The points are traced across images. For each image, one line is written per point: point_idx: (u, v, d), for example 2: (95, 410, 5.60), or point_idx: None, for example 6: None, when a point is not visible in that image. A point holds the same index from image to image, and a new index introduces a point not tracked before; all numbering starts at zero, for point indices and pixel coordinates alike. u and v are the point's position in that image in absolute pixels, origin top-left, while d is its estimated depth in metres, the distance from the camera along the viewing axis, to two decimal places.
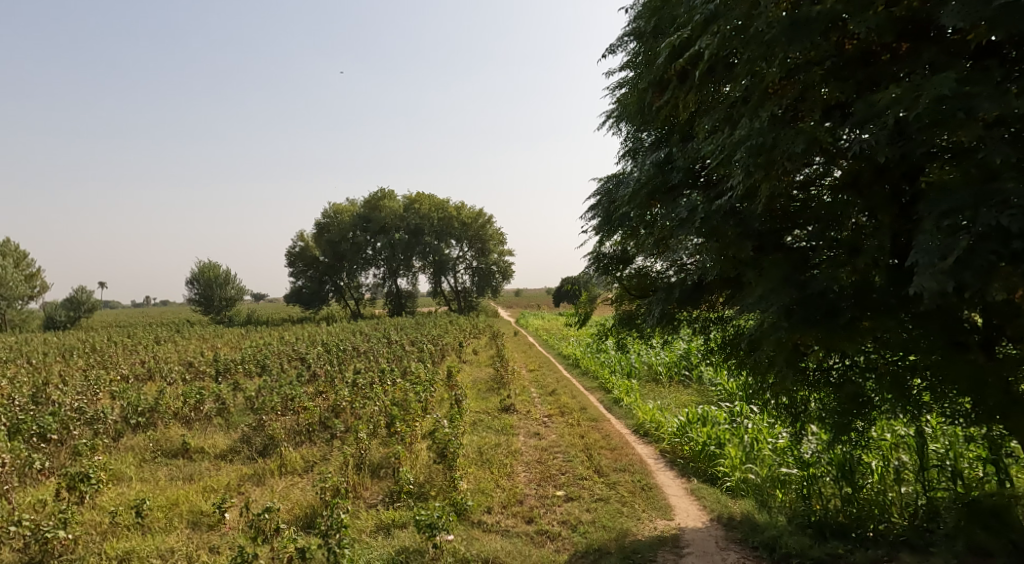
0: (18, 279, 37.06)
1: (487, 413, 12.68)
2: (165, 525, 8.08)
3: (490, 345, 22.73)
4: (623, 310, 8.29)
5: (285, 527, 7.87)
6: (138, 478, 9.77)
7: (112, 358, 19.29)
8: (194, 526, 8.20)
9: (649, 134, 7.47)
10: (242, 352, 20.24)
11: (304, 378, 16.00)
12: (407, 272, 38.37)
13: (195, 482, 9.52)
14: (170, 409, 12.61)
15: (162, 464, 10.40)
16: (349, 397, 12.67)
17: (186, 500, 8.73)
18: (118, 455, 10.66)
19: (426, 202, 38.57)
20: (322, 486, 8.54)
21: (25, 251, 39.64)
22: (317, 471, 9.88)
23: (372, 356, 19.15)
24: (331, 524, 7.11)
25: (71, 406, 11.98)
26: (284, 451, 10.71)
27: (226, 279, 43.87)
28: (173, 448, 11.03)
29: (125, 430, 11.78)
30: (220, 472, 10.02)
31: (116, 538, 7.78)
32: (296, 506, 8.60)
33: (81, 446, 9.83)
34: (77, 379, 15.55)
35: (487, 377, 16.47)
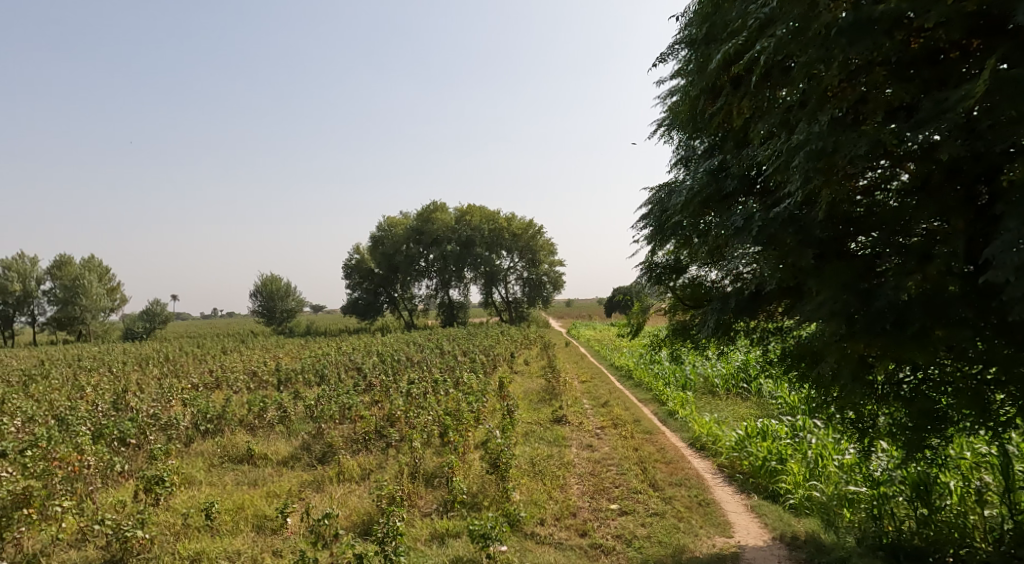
0: (100, 293, 39.47)
1: (539, 425, 12.61)
2: (232, 528, 8.29)
3: (541, 355, 22.59)
4: (677, 321, 8.14)
5: (343, 535, 8.12)
6: (208, 482, 10.07)
7: (183, 367, 20.10)
8: (259, 529, 8.37)
9: (701, 141, 7.35)
10: (302, 361, 20.83)
11: (360, 388, 16.31)
12: (459, 283, 38.55)
13: (259, 487, 9.78)
14: (237, 417, 13.03)
15: (229, 469, 10.71)
16: (403, 406, 12.76)
17: (251, 504, 8.95)
18: (189, 460, 11.06)
19: (477, 213, 38.80)
20: (379, 494, 8.66)
21: (105, 267, 42.17)
22: (374, 479, 9.98)
23: (425, 366, 19.34)
24: (387, 532, 7.23)
25: (146, 414, 12.50)
26: (342, 459, 10.89)
27: (287, 291, 45.27)
28: (239, 454, 11.34)
29: (195, 436, 12.18)
30: (281, 478, 10.25)
31: (188, 538, 8.05)
32: (354, 513, 8.76)
33: (157, 450, 10.21)
34: (151, 386, 16.22)
35: (539, 387, 16.40)
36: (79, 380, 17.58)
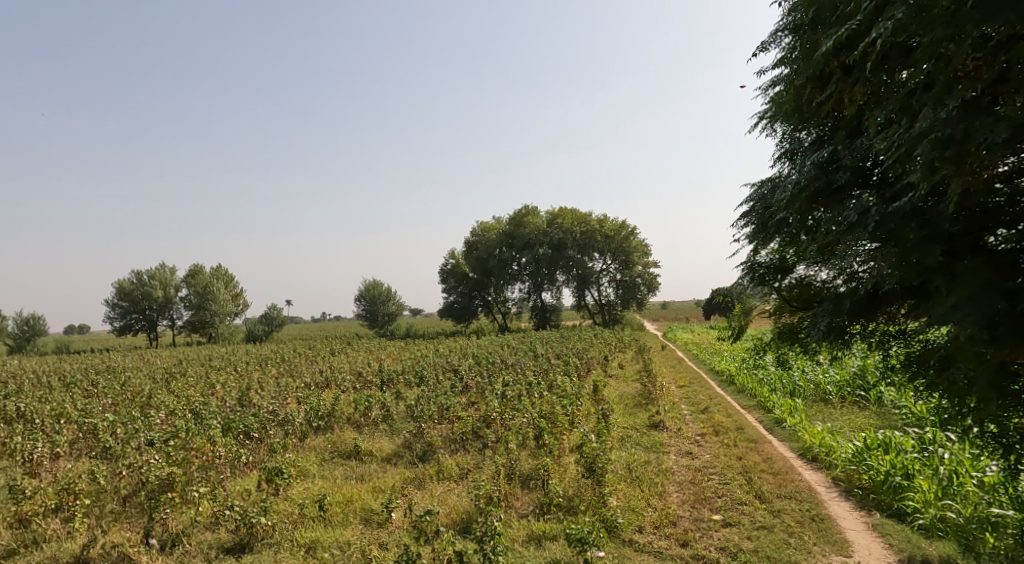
0: (225, 298, 42.64)
1: (637, 430, 12.29)
2: (343, 520, 8.84)
3: (636, 359, 22.08)
4: (783, 323, 7.66)
5: (444, 531, 8.19)
6: (321, 475, 10.58)
7: (297, 368, 21.16)
8: (366, 522, 8.85)
9: (808, 132, 6.90)
10: (403, 363, 21.47)
11: (456, 389, 16.59)
12: (551, 286, 38.35)
13: (366, 482, 10.17)
14: (344, 415, 13.55)
15: (339, 463, 11.18)
16: (499, 409, 12.72)
17: (359, 497, 9.41)
18: (304, 453, 11.65)
19: (569, 216, 38.11)
20: (477, 493, 8.75)
21: (229, 275, 45.52)
22: (472, 479, 10.06)
23: (519, 369, 19.37)
24: (487, 531, 7.23)
25: (267, 410, 13.23)
26: (442, 458, 11.08)
27: (388, 296, 46.84)
28: (348, 450, 11.80)
29: (309, 431, 12.76)
30: (386, 474, 10.53)
31: (304, 527, 8.70)
32: (453, 510, 8.91)
33: (275, 445, 11.16)
34: (269, 385, 17.20)
35: (634, 392, 16.04)
36: (207, 379, 18.90)
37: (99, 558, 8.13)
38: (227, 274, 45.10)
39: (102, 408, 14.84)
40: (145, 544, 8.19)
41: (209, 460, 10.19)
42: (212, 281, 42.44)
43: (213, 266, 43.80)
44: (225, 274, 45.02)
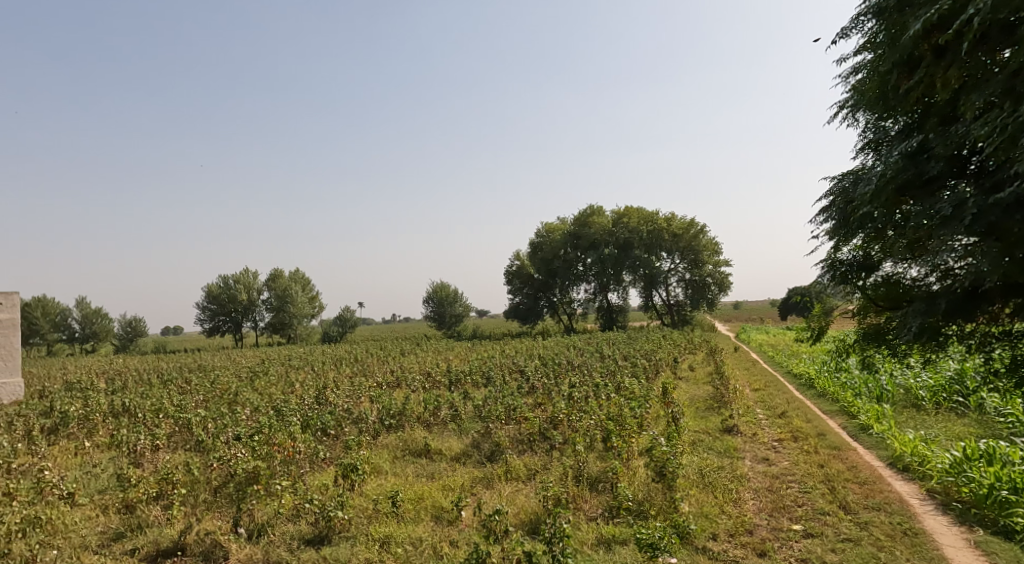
0: (304, 301, 44.26)
1: (708, 434, 11.93)
2: (415, 516, 9.18)
3: (707, 361, 21.43)
4: (868, 324, 7.18)
5: (513, 531, 8.34)
6: (393, 473, 10.82)
7: (369, 368, 21.60)
8: (437, 519, 9.18)
9: (895, 121, 6.46)
10: (470, 364, 21.62)
11: (523, 390, 16.58)
12: (618, 287, 37.68)
13: (436, 480, 10.40)
14: (415, 414, 13.72)
15: (410, 461, 11.39)
16: (566, 410, 12.53)
17: (429, 495, 9.75)
18: (377, 450, 11.90)
19: (635, 214, 37.34)
20: (545, 495, 8.69)
21: (307, 279, 47.20)
22: (540, 480, 10.01)
23: (586, 370, 19.13)
24: (555, 532, 7.26)
25: (342, 409, 13.59)
26: (509, 458, 11.09)
27: (455, 298, 47.34)
28: (418, 448, 11.98)
29: (381, 429, 12.99)
30: (455, 472, 10.71)
31: (378, 522, 9.04)
32: (522, 510, 8.93)
33: (350, 441, 11.35)
34: (345, 384, 17.63)
35: (706, 395, 15.59)
36: (287, 377, 19.55)
37: (193, 545, 8.62)
38: (305, 277, 46.78)
39: (195, 404, 15.63)
40: (233, 533, 8.77)
41: (290, 456, 10.73)
42: (292, 285, 44.23)
43: (292, 271, 45.54)
44: (303, 277, 46.69)
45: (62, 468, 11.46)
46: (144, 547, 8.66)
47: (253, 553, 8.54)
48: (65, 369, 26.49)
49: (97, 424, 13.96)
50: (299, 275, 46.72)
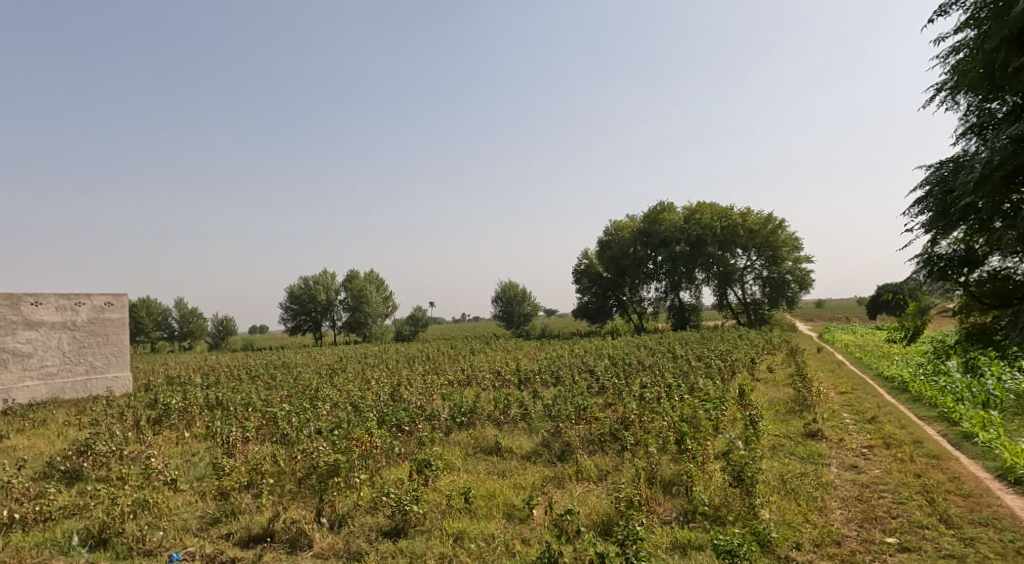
0: (379, 301, 45.42)
1: (789, 439, 11.37)
2: (487, 513, 9.23)
3: (788, 362, 20.53)
4: (973, 324, 6.65)
5: (585, 532, 8.26)
6: (465, 469, 10.86)
7: (441, 366, 21.81)
8: (509, 517, 9.19)
9: (1002, 103, 5.97)
10: (540, 363, 21.48)
11: (593, 390, 16.34)
12: (690, 286, 36.80)
13: (508, 478, 10.42)
14: (486, 412, 13.70)
15: (482, 459, 11.40)
16: (638, 410, 12.25)
17: (501, 493, 9.77)
18: (449, 447, 11.96)
19: (709, 210, 36.25)
20: (617, 495, 8.47)
21: (381, 281, 48.32)
22: (611, 481, 9.92)
23: (658, 371, 18.66)
24: (628, 535, 7.36)
25: (415, 406, 13.73)
26: (580, 458, 11.00)
27: (523, 298, 47.29)
28: (489, 446, 11.97)
29: (453, 427, 13.02)
30: (526, 471, 10.70)
31: (451, 518, 9.13)
32: (594, 511, 8.93)
33: (423, 437, 11.55)
34: (418, 382, 17.79)
35: (787, 397, 14.94)
36: (363, 375, 19.93)
37: (281, 532, 8.87)
38: (379, 279, 48.00)
39: (280, 398, 16.19)
40: (317, 522, 9.01)
41: (367, 449, 10.77)
42: (367, 286, 45.41)
43: (367, 273, 46.79)
44: (377, 278, 47.85)
45: (164, 455, 12.05)
46: (237, 531, 8.97)
47: (335, 542, 8.72)
48: (165, 365, 27.96)
49: (193, 415, 14.64)
50: (374, 276, 47.86)
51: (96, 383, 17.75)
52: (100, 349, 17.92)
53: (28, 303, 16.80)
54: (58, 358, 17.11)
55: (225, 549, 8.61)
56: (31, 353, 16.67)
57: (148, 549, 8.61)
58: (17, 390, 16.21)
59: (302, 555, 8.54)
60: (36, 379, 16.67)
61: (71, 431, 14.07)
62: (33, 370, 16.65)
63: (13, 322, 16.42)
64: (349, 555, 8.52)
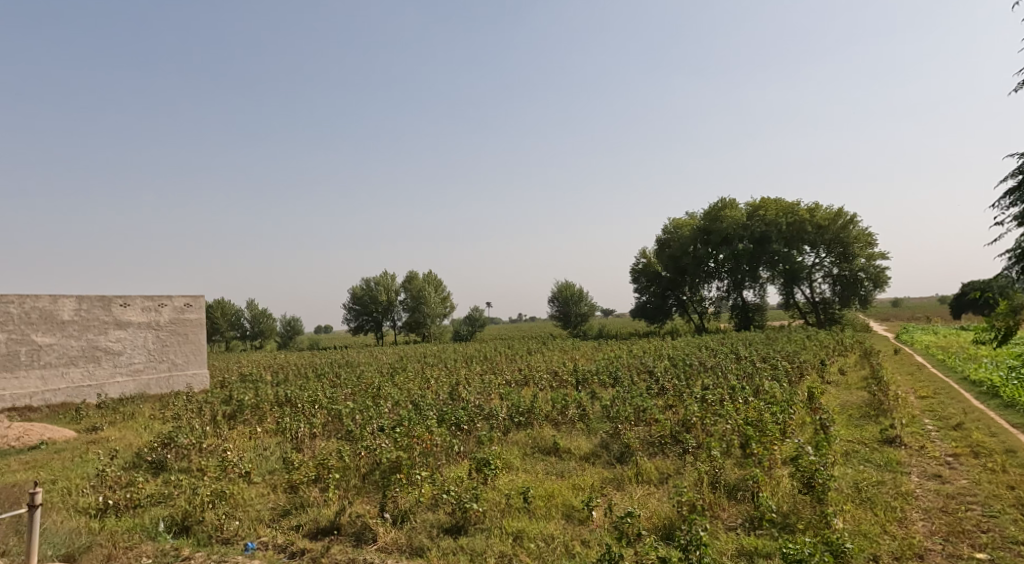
0: (437, 302, 45.93)
1: (863, 445, 10.74)
2: (546, 513, 9.06)
3: (861, 364, 19.56)
4: None
5: (645, 535, 8.12)
6: (523, 469, 10.72)
7: (499, 365, 21.74)
8: (568, 518, 8.99)
9: None
10: (598, 364, 21.14)
11: (653, 392, 15.95)
12: (754, 285, 35.72)
13: (566, 479, 10.22)
14: (543, 412, 13.50)
15: (540, 459, 11.23)
16: (700, 412, 11.89)
17: (560, 493, 9.56)
18: (507, 447, 11.83)
19: (774, 205, 35.02)
20: (680, 500, 8.50)
21: (439, 281, 48.85)
22: (673, 484, 9.64)
23: (721, 372, 18.05)
24: (691, 540, 7.18)
25: (473, 405, 13.65)
26: (639, 460, 10.73)
27: (580, 297, 46.87)
28: (547, 446, 11.77)
29: (511, 427, 12.87)
30: (584, 472, 10.50)
31: (511, 517, 9.00)
32: (654, 515, 8.76)
33: (482, 436, 11.52)
34: (475, 381, 17.77)
35: (861, 401, 14.20)
36: (422, 374, 20.07)
37: (348, 526, 8.95)
38: (437, 280, 48.53)
39: (344, 395, 16.43)
40: (381, 517, 9.03)
41: (428, 447, 10.91)
42: (426, 286, 45.97)
43: (426, 273, 47.42)
44: (436, 278, 48.39)
45: (239, 449, 12.32)
46: (307, 523, 9.08)
47: (398, 536, 8.69)
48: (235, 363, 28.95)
49: (265, 411, 15.00)
50: (433, 277, 48.39)
51: (178, 380, 18.72)
52: (180, 347, 18.81)
53: (118, 304, 17.78)
54: (144, 355, 18.10)
55: (296, 540, 8.72)
56: (121, 351, 17.67)
57: (225, 537, 8.83)
58: (108, 385, 17.16)
59: (368, 548, 8.54)
60: (125, 375, 17.67)
61: (157, 425, 14.65)
62: (123, 367, 17.63)
63: (104, 322, 17.43)
64: (411, 550, 8.48)
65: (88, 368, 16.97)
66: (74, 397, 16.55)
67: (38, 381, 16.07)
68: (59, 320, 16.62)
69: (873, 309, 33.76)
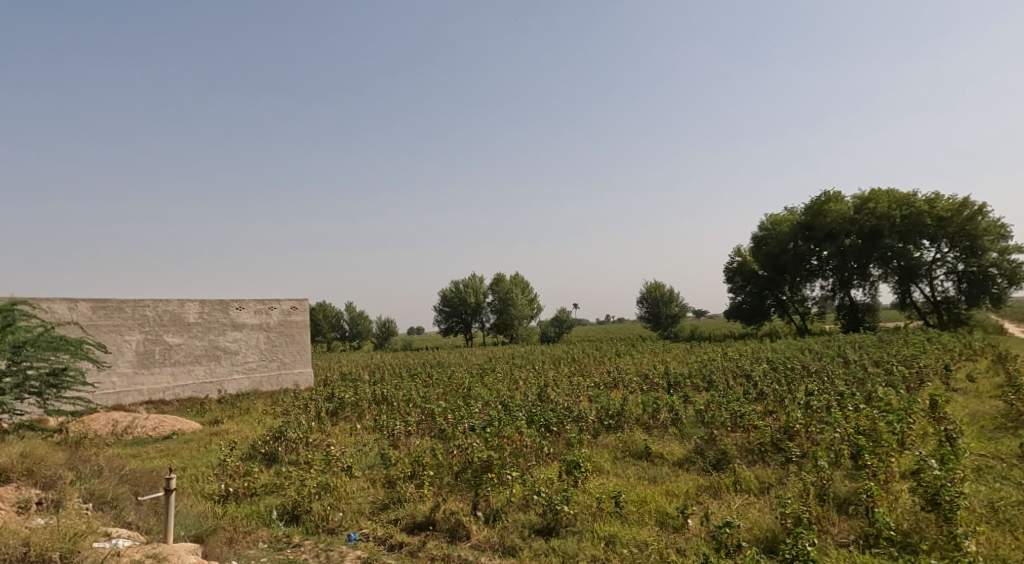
0: (525, 304, 45.93)
1: (1000, 461, 9.49)
2: (638, 518, 8.51)
3: (993, 370, 17.67)
4: None
5: (747, 548, 7.47)
6: (614, 473, 10.20)
7: (588, 368, 21.17)
8: (662, 525, 8.42)
9: None
10: (691, 366, 20.16)
11: (751, 397, 14.98)
12: (863, 284, 33.31)
13: (659, 484, 9.64)
14: (634, 416, 12.88)
15: (631, 463, 10.66)
16: (804, 419, 10.80)
17: (653, 498, 9.01)
18: (597, 450, 11.31)
19: (885, 198, 32.35)
20: (782, 511, 7.65)
21: (527, 283, 48.73)
22: (775, 494, 8.87)
23: (828, 377, 16.70)
24: (797, 554, 6.72)
25: (562, 406, 13.18)
26: (737, 468, 9.96)
27: (671, 298, 45.47)
28: (638, 450, 11.17)
29: (601, 430, 12.34)
30: (678, 478, 9.89)
31: (603, 521, 8.48)
32: (755, 526, 8.12)
33: (572, 438, 11.07)
34: (564, 383, 17.30)
35: (994, 411, 12.70)
36: (511, 375, 19.78)
37: (442, 522, 8.73)
38: (524, 282, 48.53)
39: (437, 395, 16.39)
40: (474, 515, 8.78)
41: (517, 448, 10.69)
42: (513, 289, 46.10)
43: (514, 276, 47.57)
44: (523, 280, 48.33)
45: (342, 444, 12.44)
46: (404, 518, 8.92)
47: (491, 535, 8.37)
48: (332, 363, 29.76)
49: (364, 409, 15.14)
50: (519, 279, 48.29)
51: (286, 377, 19.58)
52: (287, 347, 19.68)
53: (235, 307, 18.51)
54: (257, 354, 18.91)
55: (394, 533, 8.57)
56: (237, 350, 18.45)
57: (331, 527, 8.83)
58: (227, 382, 18.07)
59: (461, 545, 8.30)
60: (241, 373, 18.50)
61: (270, 419, 15.12)
62: (239, 366, 18.44)
63: (223, 323, 18.20)
64: (503, 549, 8.15)
65: (210, 366, 17.79)
66: (199, 393, 17.34)
67: (170, 377, 16.84)
68: (186, 322, 17.35)
69: (1008, 308, 30.28)
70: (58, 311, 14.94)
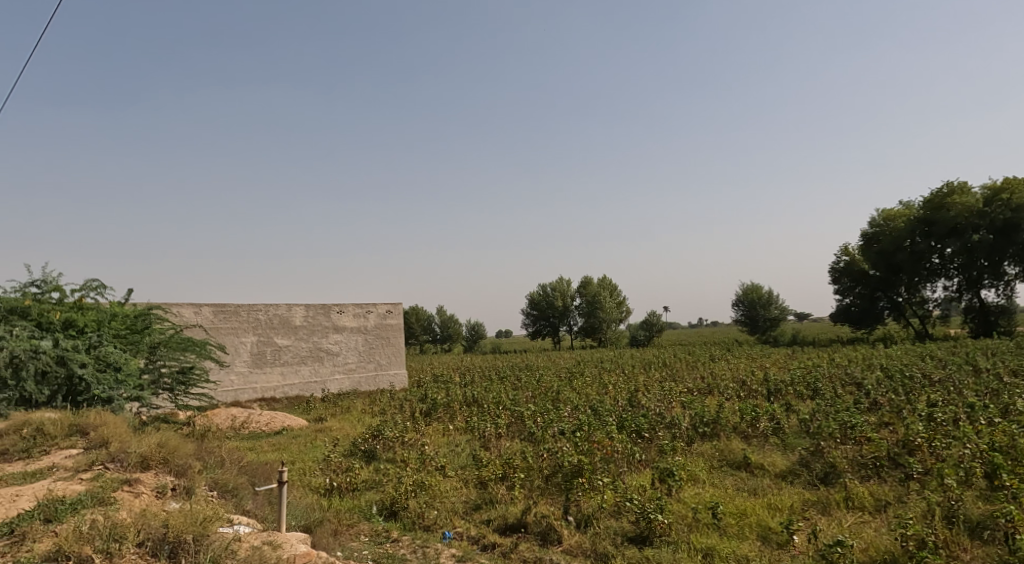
0: (613, 306, 44.91)
1: None
2: (739, 532, 7.65)
3: None
4: None
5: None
6: (711, 483, 9.30)
7: (681, 373, 20.08)
8: (764, 540, 7.54)
9: None
10: (792, 373, 18.71)
11: (863, 406, 13.59)
12: (996, 284, 30.47)
13: (760, 497, 8.69)
14: (731, 424, 11.89)
15: (729, 473, 9.73)
16: (927, 432, 9.52)
17: (754, 511, 8.09)
18: (691, 458, 10.40)
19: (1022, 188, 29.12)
20: (904, 532, 6.77)
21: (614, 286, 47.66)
22: (895, 514, 7.80)
23: (953, 387, 14.96)
24: None
25: (653, 412, 12.34)
26: (849, 482, 8.87)
27: (770, 299, 43.13)
28: (737, 460, 10.21)
29: (695, 437, 11.42)
30: (781, 491, 8.89)
31: (700, 533, 7.69)
32: (872, 547, 7.07)
33: (665, 444, 10.24)
34: (655, 388, 16.37)
35: None
36: (602, 379, 19.03)
37: (534, 525, 8.20)
38: (613, 285, 47.45)
39: (526, 398, 15.89)
40: (565, 520, 8.20)
41: (607, 453, 9.98)
42: (598, 290, 45.38)
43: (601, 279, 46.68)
44: (610, 283, 47.31)
45: (435, 444, 12.14)
46: (497, 519, 8.44)
47: (583, 541, 7.76)
48: (422, 366, 29.88)
49: (455, 410, 14.86)
50: (607, 282, 47.29)
51: (383, 378, 19.67)
52: (383, 349, 19.79)
53: (336, 311, 18.73)
54: (357, 355, 19.11)
55: (488, 533, 8.10)
56: (339, 352, 18.70)
57: (427, 524, 8.44)
58: (330, 381, 18.32)
59: (553, 549, 7.73)
60: (342, 373, 18.72)
61: (369, 418, 15.11)
62: (340, 366, 18.68)
63: (326, 326, 18.48)
64: (596, 555, 7.51)
65: (314, 366, 18.08)
66: (304, 391, 17.64)
67: (279, 376, 17.20)
68: (293, 324, 17.67)
69: None
70: (185, 314, 15.58)
